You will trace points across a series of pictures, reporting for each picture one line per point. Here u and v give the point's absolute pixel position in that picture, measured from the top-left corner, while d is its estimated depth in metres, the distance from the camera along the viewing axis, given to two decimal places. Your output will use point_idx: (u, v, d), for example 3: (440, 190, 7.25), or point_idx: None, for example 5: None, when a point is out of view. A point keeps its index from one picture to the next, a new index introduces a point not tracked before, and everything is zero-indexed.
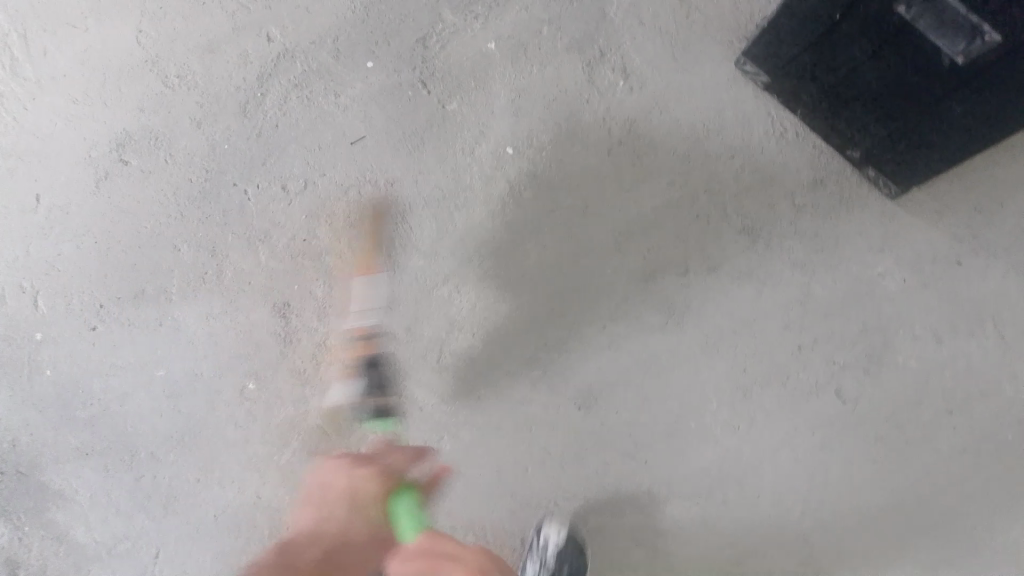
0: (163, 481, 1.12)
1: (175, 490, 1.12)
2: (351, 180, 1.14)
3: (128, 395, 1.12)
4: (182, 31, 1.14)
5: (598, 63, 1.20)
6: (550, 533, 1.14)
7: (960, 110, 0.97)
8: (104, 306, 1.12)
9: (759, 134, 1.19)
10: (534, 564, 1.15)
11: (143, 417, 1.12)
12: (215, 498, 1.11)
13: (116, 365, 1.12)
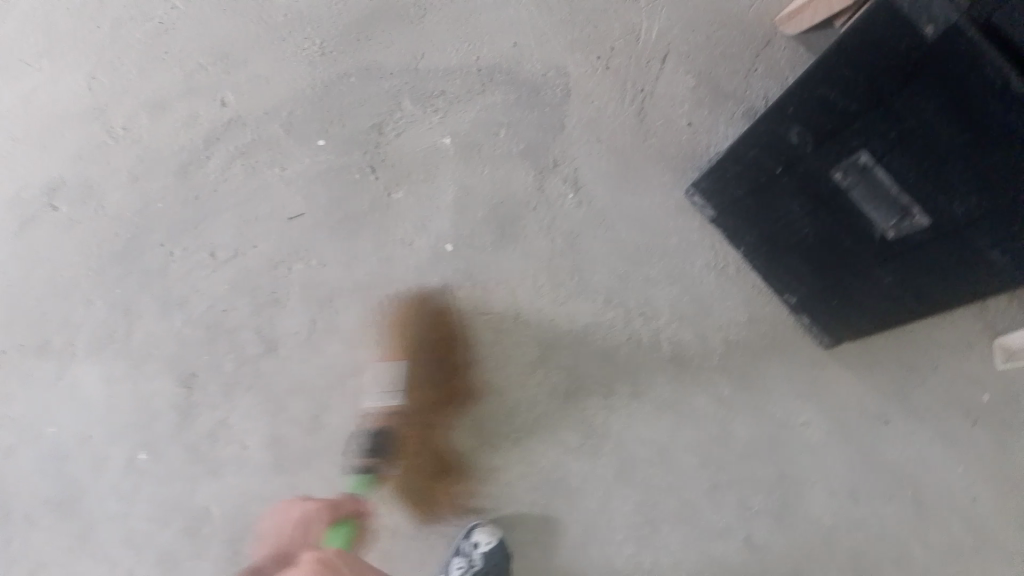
0: (34, 548, 1.03)
1: (46, 558, 1.03)
2: (280, 257, 1.12)
3: (11, 450, 1.04)
4: (136, 85, 1.13)
5: (550, 172, 1.22)
6: (480, 538, 1.06)
7: (890, 279, 0.96)
8: (5, 353, 1.05)
9: (699, 265, 1.20)
10: (460, 563, 1.06)
11: (25, 476, 1.04)
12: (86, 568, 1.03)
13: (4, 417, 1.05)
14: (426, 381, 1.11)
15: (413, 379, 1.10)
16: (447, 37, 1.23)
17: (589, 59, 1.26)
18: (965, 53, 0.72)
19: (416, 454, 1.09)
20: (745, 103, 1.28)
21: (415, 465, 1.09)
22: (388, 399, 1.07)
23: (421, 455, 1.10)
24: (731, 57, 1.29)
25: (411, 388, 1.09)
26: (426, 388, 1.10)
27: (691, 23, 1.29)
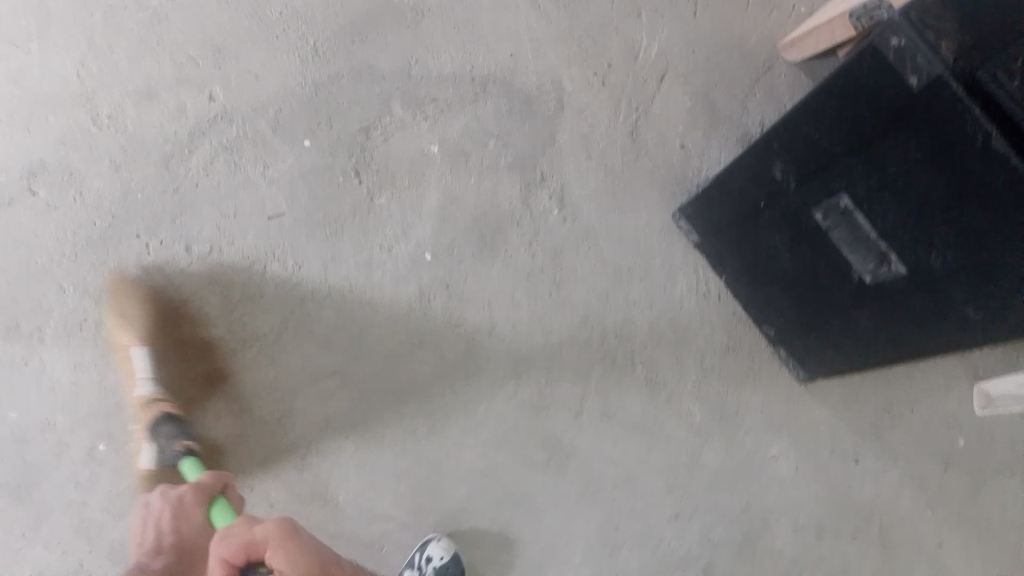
0: None
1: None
2: (258, 254, 1.11)
3: None
4: (125, 72, 1.13)
5: (536, 186, 1.20)
6: (434, 551, 1.06)
7: (866, 322, 0.94)
8: None
9: (681, 289, 1.19)
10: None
11: None
12: (34, 558, 1.05)
13: None
14: (177, 381, 1.07)
15: (162, 369, 1.07)
16: (443, 43, 1.21)
17: (585, 74, 1.24)
18: (952, 103, 0.69)
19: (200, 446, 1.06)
20: (739, 130, 1.27)
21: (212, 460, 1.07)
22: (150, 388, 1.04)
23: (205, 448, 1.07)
24: (729, 82, 1.27)
25: (162, 378, 1.07)
26: (180, 388, 1.08)
27: (690, 44, 1.27)
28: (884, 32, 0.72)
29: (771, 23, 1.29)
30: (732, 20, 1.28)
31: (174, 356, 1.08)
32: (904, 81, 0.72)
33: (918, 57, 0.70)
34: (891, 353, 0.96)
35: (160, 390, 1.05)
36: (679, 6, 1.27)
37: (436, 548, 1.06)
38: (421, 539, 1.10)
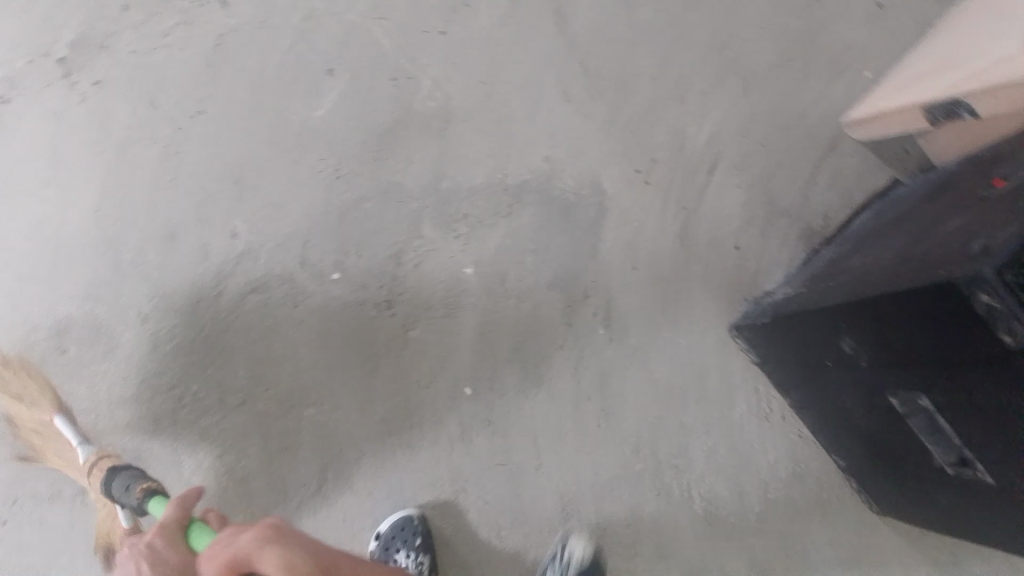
0: None
1: None
2: (292, 400, 1.09)
3: None
4: (143, 215, 1.08)
5: (580, 303, 1.13)
6: (575, 549, 1.09)
7: (943, 500, 0.86)
8: (19, 501, 1.11)
9: (740, 411, 1.13)
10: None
11: None
12: None
13: (16, 564, 1.12)
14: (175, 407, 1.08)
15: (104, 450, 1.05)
16: (472, 149, 1.13)
17: (626, 172, 1.14)
18: None
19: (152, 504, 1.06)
20: (802, 223, 1.15)
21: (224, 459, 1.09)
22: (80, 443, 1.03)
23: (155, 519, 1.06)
24: (790, 168, 1.15)
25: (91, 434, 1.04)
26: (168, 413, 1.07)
27: (745, 126, 1.15)
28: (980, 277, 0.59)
29: (839, 95, 1.16)
30: (791, 96, 1.16)
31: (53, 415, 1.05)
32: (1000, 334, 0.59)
33: (1014, 324, 0.57)
34: (961, 531, 0.90)
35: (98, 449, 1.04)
36: (730, 86, 1.16)
37: (573, 550, 1.09)
38: (552, 543, 1.12)
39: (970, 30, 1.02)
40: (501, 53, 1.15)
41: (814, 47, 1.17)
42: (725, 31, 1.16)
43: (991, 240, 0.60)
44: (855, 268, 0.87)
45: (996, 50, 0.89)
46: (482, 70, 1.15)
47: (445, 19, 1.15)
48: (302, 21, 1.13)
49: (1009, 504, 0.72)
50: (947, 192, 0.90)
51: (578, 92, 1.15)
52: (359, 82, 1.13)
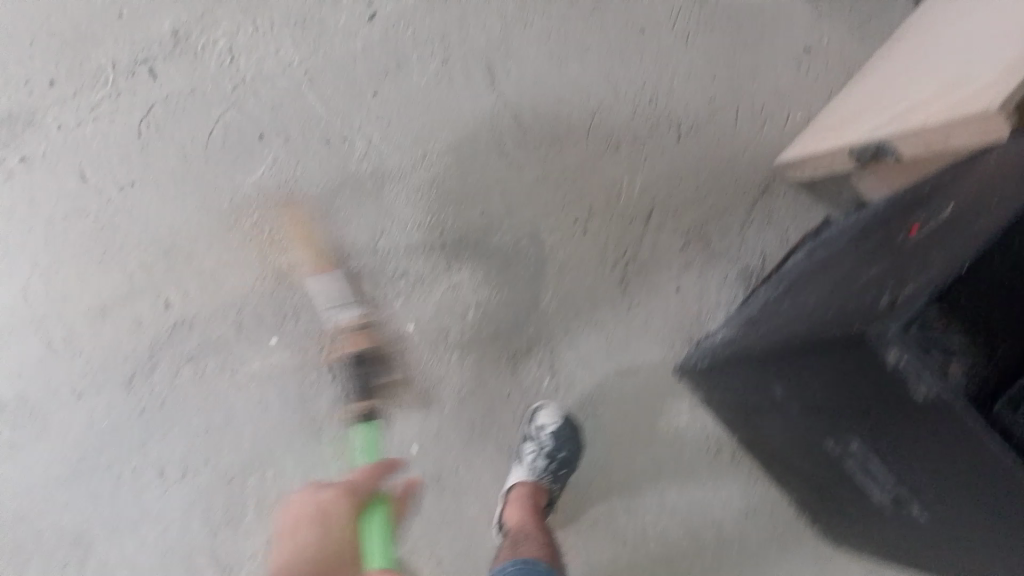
0: None
1: None
2: (234, 471, 1.06)
3: None
4: (75, 291, 1.08)
5: (524, 355, 1.12)
6: (545, 419, 1.08)
7: (893, 536, 0.85)
8: None
9: (689, 453, 1.13)
10: (532, 448, 1.07)
11: None
12: None
13: None
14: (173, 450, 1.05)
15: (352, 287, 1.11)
16: (410, 206, 1.14)
17: (564, 221, 1.16)
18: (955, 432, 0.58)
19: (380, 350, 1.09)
20: (739, 263, 1.16)
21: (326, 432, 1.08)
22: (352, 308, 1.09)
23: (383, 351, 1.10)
24: (723, 211, 1.17)
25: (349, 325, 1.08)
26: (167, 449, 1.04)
27: (677, 172, 1.18)
28: (884, 333, 0.59)
29: (766, 137, 1.19)
30: (721, 141, 1.19)
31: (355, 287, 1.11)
32: (909, 391, 0.59)
33: (919, 381, 0.58)
34: (914, 564, 0.89)
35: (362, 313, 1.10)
36: (660, 135, 1.19)
37: (544, 416, 1.09)
38: (528, 412, 1.11)
39: (887, 77, 1.08)
40: (433, 112, 1.17)
41: (741, 93, 1.20)
42: (650, 81, 1.20)
43: (908, 293, 0.60)
44: (783, 313, 0.86)
45: (919, 94, 0.95)
46: (416, 128, 1.17)
47: (377, 80, 1.17)
48: (232, 89, 1.14)
49: (950, 540, 0.72)
50: (871, 233, 0.91)
51: (513, 145, 1.17)
52: (294, 146, 1.14)
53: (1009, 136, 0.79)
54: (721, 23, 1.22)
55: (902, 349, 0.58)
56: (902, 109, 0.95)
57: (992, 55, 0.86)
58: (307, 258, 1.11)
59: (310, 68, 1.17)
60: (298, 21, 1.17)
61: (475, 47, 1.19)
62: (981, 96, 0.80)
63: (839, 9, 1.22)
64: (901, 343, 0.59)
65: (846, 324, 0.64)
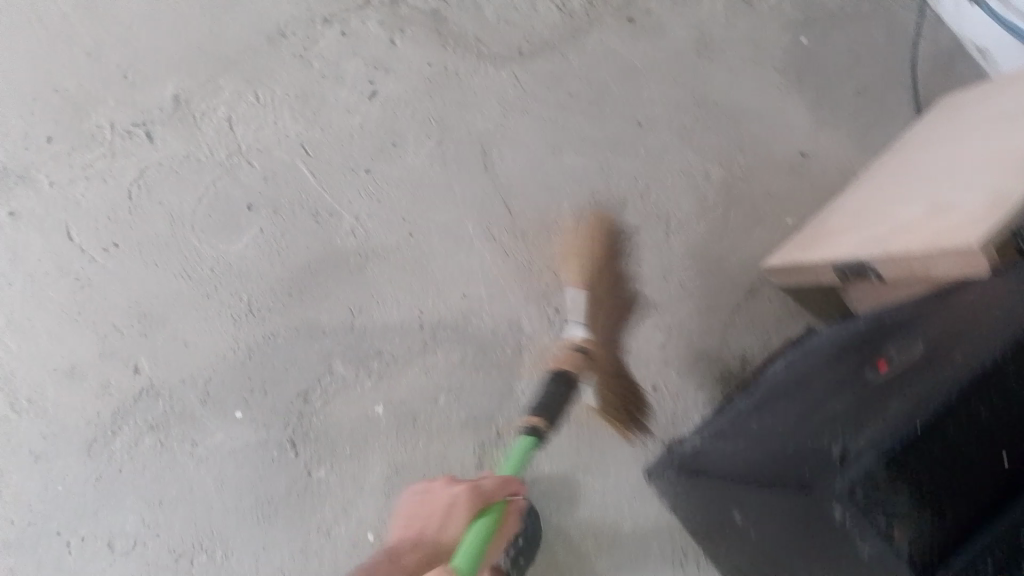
0: None
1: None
2: (185, 547, 1.03)
3: None
4: (46, 350, 1.08)
5: (492, 445, 1.09)
6: None
7: None
8: None
9: (656, 563, 1.08)
10: None
11: None
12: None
13: None
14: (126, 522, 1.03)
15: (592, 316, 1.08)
16: (390, 287, 1.13)
17: (545, 311, 1.14)
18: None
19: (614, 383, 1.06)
20: (719, 366, 1.13)
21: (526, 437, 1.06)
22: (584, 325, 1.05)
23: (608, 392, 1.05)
24: (708, 312, 1.15)
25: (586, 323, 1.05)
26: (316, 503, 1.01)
27: (664, 270, 1.16)
28: (831, 488, 0.61)
29: (755, 241, 1.18)
30: (710, 241, 1.18)
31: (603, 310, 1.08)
32: (855, 550, 0.61)
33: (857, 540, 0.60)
34: None
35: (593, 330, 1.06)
36: (651, 231, 1.17)
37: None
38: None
39: (877, 190, 1.07)
40: (424, 192, 1.17)
41: (734, 195, 1.19)
42: (645, 175, 1.19)
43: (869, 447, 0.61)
44: (749, 428, 0.85)
45: (906, 215, 0.94)
46: (406, 207, 1.16)
47: (371, 157, 1.17)
48: (226, 158, 1.15)
49: None
50: (846, 352, 0.89)
51: (500, 231, 1.16)
52: (281, 219, 1.14)
53: (990, 274, 0.79)
54: (718, 124, 1.22)
55: (844, 509, 0.60)
56: (889, 228, 0.94)
57: (980, 188, 0.86)
58: (565, 266, 1.11)
59: (306, 141, 1.17)
60: (300, 95, 1.18)
61: (472, 131, 1.19)
62: (964, 232, 0.80)
63: (838, 119, 1.22)
64: (843, 502, 0.60)
65: (803, 465, 0.66)
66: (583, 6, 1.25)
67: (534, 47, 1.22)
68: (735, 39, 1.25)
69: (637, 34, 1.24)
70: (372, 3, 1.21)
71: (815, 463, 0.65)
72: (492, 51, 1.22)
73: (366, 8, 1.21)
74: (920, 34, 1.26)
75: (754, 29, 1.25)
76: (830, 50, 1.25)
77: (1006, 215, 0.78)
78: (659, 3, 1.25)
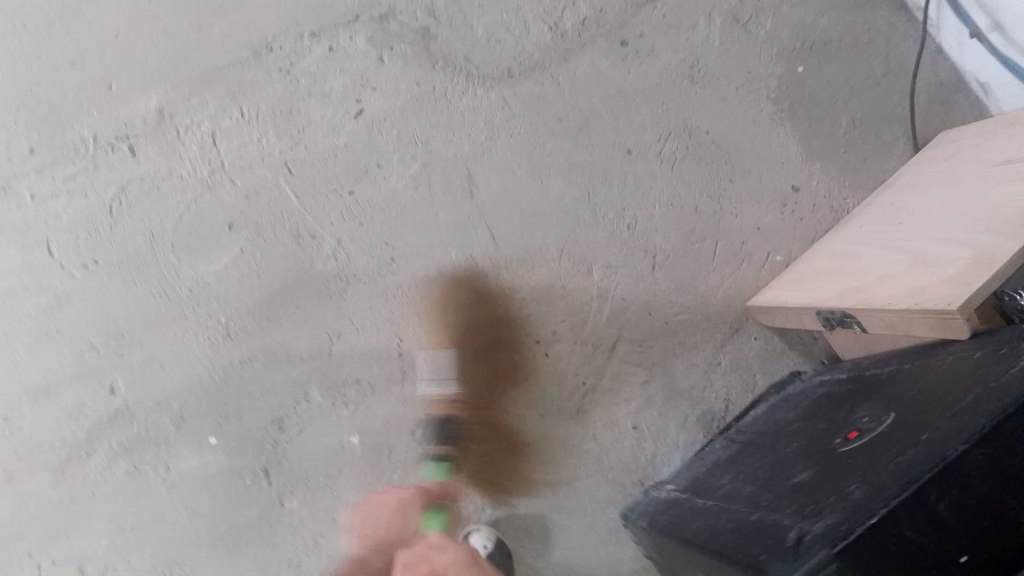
0: None
1: None
2: (153, 572, 1.07)
3: None
4: (22, 366, 1.08)
5: (467, 479, 1.10)
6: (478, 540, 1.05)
7: None
8: None
9: None
10: None
11: None
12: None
13: None
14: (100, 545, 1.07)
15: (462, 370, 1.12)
16: (371, 314, 1.12)
17: (525, 343, 1.13)
18: None
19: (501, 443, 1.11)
20: (703, 405, 1.13)
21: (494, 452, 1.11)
22: (450, 384, 1.11)
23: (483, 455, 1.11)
24: (690, 349, 1.14)
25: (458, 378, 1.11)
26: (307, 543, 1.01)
27: (648, 304, 1.15)
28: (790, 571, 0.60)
29: (741, 277, 1.17)
30: (695, 275, 1.16)
31: (489, 367, 1.12)
32: None
33: None
34: None
35: (464, 390, 1.12)
36: (636, 262, 1.16)
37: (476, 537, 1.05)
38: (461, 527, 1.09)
39: (868, 233, 1.04)
40: (406, 218, 1.15)
41: (722, 229, 1.18)
42: (632, 206, 1.17)
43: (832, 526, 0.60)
44: (719, 485, 0.85)
45: (891, 266, 0.91)
46: (388, 232, 1.14)
47: (355, 180, 1.15)
48: (208, 174, 1.12)
49: None
50: (818, 410, 0.88)
51: (483, 259, 1.15)
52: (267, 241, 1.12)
53: (967, 335, 0.76)
54: (708, 155, 1.19)
55: None
56: (873, 277, 0.92)
57: (966, 243, 0.83)
58: (426, 331, 1.13)
59: (290, 160, 1.14)
60: (285, 112, 1.15)
61: (457, 155, 1.17)
62: (939, 291, 0.78)
63: (830, 153, 1.21)
64: None
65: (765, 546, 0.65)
66: (575, 27, 1.21)
67: (523, 69, 1.19)
68: (729, 66, 1.21)
69: (632, 58, 1.21)
70: (361, 18, 1.17)
71: (770, 549, 0.64)
72: (481, 72, 1.19)
73: (354, 24, 1.17)
74: (920, 64, 1.23)
75: (749, 56, 1.22)
76: (826, 81, 1.22)
77: (984, 278, 0.75)
78: (653, 25, 1.21)
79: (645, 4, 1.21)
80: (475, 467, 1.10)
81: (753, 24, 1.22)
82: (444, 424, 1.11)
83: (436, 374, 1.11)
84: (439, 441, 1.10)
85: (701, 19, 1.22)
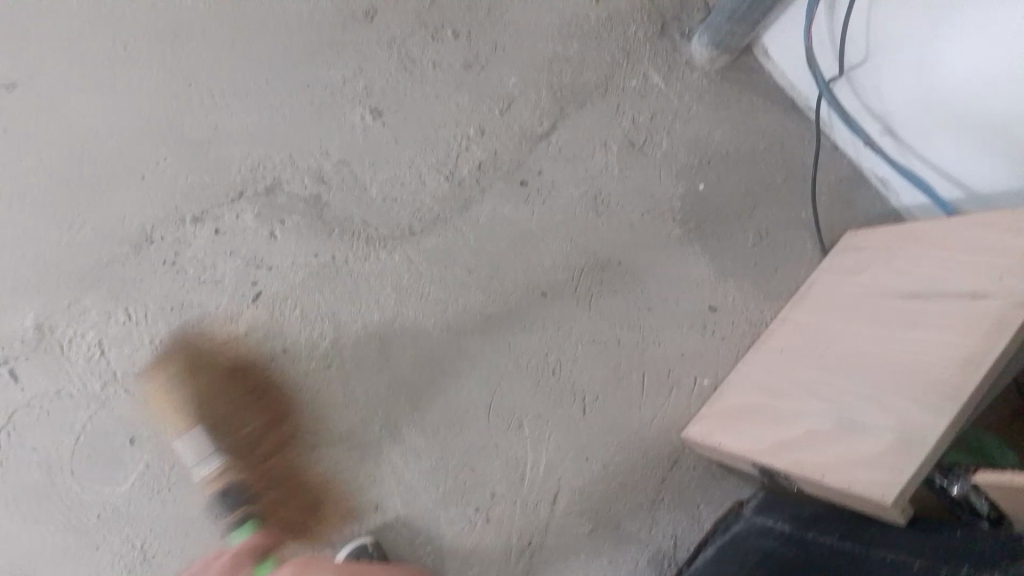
0: None
1: None
2: None
3: None
4: None
5: None
6: None
7: None
8: None
9: None
10: None
11: None
12: None
13: None
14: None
15: (228, 444, 1.06)
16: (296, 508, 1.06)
17: (467, 513, 1.09)
18: None
19: (302, 489, 1.07)
20: (651, 547, 1.11)
21: (280, 501, 1.07)
22: (220, 459, 1.03)
23: (264, 407, 1.08)
24: (633, 491, 1.12)
25: (223, 450, 1.05)
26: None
27: (584, 449, 1.12)
28: None
29: (672, 407, 1.16)
30: (628, 413, 1.14)
31: None
32: None
33: None
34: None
35: (224, 460, 1.03)
36: (567, 408, 1.13)
37: None
38: None
39: (786, 361, 1.06)
40: (324, 398, 1.09)
41: (649, 360, 1.16)
42: (556, 349, 1.15)
43: None
44: None
45: (816, 417, 0.92)
46: (305, 418, 1.08)
47: (262, 368, 1.09)
48: (102, 387, 1.05)
49: None
50: None
51: (409, 430, 1.10)
52: (170, 451, 1.05)
53: (907, 521, 0.77)
54: (624, 286, 1.18)
55: None
56: (802, 426, 0.93)
57: (888, 407, 0.84)
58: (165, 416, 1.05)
59: (189, 357, 1.08)
60: (176, 306, 1.09)
61: (368, 323, 1.12)
62: (870, 476, 0.79)
63: (742, 267, 1.21)
64: None
65: None
66: (472, 173, 1.19)
67: (425, 224, 1.16)
68: (631, 192, 1.21)
69: (531, 198, 1.19)
70: (246, 193, 1.13)
71: None
72: (381, 232, 1.15)
73: (240, 201, 1.13)
74: (817, 167, 1.25)
75: (650, 180, 1.22)
76: (727, 195, 1.23)
77: (913, 464, 0.77)
78: (551, 160, 1.20)
79: (538, 141, 1.21)
80: (297, 518, 1.07)
81: (648, 146, 1.23)
82: (230, 491, 1.04)
83: (204, 450, 1.02)
84: (238, 505, 1.04)
85: (596, 148, 1.22)
